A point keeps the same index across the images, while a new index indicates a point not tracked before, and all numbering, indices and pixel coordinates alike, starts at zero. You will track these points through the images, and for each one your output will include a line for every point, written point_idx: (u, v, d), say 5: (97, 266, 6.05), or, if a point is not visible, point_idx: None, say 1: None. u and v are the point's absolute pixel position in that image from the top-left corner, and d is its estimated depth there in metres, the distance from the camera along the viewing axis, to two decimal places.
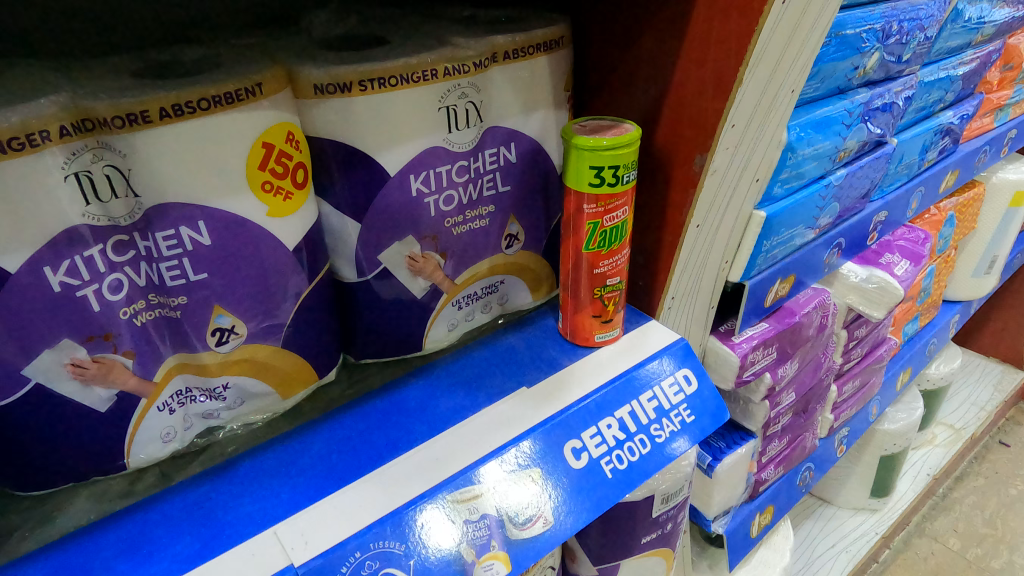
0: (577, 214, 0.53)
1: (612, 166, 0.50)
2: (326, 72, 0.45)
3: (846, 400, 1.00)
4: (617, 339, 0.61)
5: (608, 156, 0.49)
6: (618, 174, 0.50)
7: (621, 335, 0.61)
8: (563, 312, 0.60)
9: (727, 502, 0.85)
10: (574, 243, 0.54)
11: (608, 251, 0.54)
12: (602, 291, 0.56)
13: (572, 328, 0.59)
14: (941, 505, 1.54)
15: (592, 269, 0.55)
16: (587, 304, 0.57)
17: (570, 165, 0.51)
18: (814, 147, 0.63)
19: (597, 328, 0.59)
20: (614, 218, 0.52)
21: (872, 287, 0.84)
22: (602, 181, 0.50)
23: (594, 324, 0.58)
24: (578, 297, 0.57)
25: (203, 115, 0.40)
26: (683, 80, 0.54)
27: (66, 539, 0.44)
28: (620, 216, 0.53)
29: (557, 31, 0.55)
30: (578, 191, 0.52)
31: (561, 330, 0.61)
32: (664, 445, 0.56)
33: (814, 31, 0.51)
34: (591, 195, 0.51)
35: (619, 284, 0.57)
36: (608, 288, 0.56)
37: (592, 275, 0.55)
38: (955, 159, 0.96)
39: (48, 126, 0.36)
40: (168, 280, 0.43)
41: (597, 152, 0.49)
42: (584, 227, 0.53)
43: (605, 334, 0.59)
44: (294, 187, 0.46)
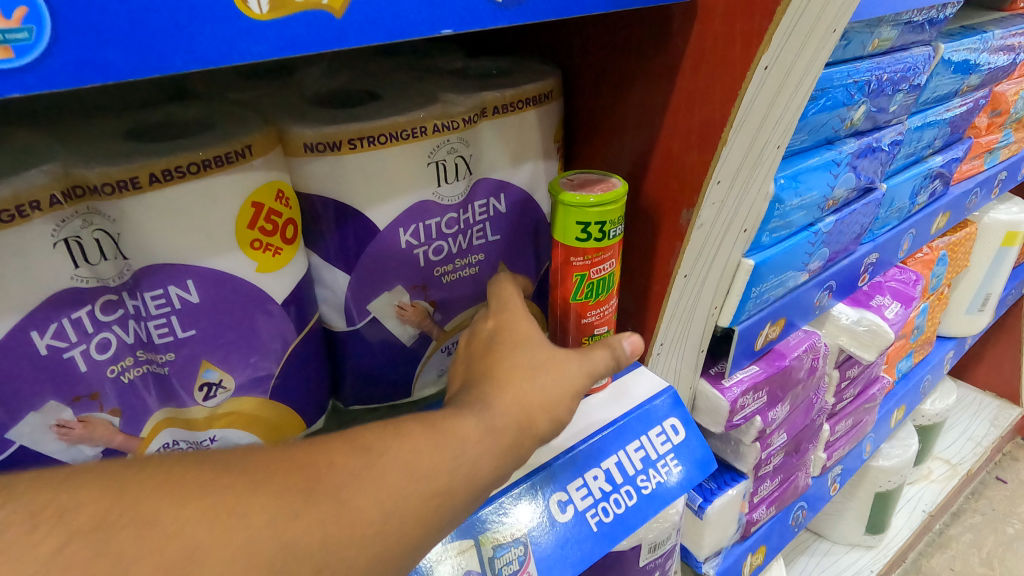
0: (565, 266, 0.53)
1: (598, 222, 0.50)
2: (317, 132, 0.46)
3: (839, 438, 1.00)
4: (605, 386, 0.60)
5: (594, 213, 0.50)
6: (604, 230, 0.51)
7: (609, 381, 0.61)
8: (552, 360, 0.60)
9: (718, 544, 0.84)
10: (562, 294, 0.55)
11: (595, 302, 0.55)
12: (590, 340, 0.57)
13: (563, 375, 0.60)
14: (938, 541, 1.53)
15: (580, 318, 0.55)
16: None
17: (557, 220, 0.52)
18: (802, 198, 0.64)
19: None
20: (601, 271, 0.53)
21: (863, 330, 0.85)
22: (589, 236, 0.51)
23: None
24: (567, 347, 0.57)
25: (192, 179, 0.40)
26: (671, 136, 0.54)
27: None
28: (607, 269, 0.53)
29: (546, 86, 0.56)
30: (565, 245, 0.52)
31: None
32: (652, 496, 0.56)
33: (800, 91, 0.52)
34: (578, 249, 0.52)
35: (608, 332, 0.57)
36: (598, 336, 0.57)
37: (581, 325, 0.55)
38: (945, 200, 0.96)
39: (38, 197, 0.36)
40: (156, 338, 0.43)
41: (583, 209, 0.50)
42: (571, 279, 0.53)
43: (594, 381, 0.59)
44: (283, 243, 0.47)
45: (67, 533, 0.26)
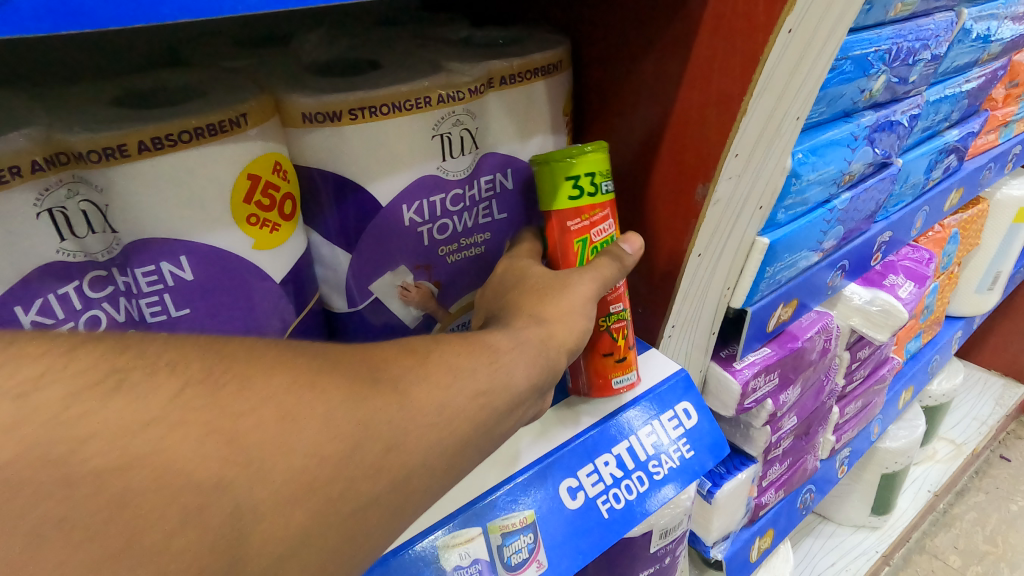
0: (563, 235, 0.50)
1: (588, 174, 0.48)
2: (317, 101, 0.43)
3: (848, 421, 0.99)
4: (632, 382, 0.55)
5: (581, 164, 0.47)
6: (596, 182, 0.48)
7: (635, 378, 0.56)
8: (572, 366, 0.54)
9: (726, 527, 0.83)
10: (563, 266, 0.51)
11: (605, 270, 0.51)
12: (609, 323, 0.52)
13: (586, 377, 0.54)
14: (942, 521, 1.52)
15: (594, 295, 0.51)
16: (598, 342, 0.52)
17: (544, 186, 0.49)
18: (819, 173, 0.61)
19: (616, 368, 0.53)
20: (602, 232, 0.50)
21: (877, 310, 0.83)
22: (582, 191, 0.48)
23: (611, 365, 0.53)
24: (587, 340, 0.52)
25: (184, 148, 0.38)
26: (686, 106, 0.52)
27: None
28: (607, 229, 0.51)
29: (556, 55, 0.53)
30: (557, 209, 0.49)
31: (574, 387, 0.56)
32: (664, 481, 0.54)
33: (822, 58, 0.49)
34: (573, 209, 0.49)
35: (625, 311, 0.53)
36: (616, 316, 0.52)
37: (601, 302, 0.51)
38: (960, 176, 0.94)
39: (19, 162, 0.34)
40: (149, 317, 0.41)
41: (569, 160, 0.47)
42: (573, 246, 0.50)
43: (621, 376, 0.54)
44: (281, 219, 0.45)
45: (182, 381, 0.25)
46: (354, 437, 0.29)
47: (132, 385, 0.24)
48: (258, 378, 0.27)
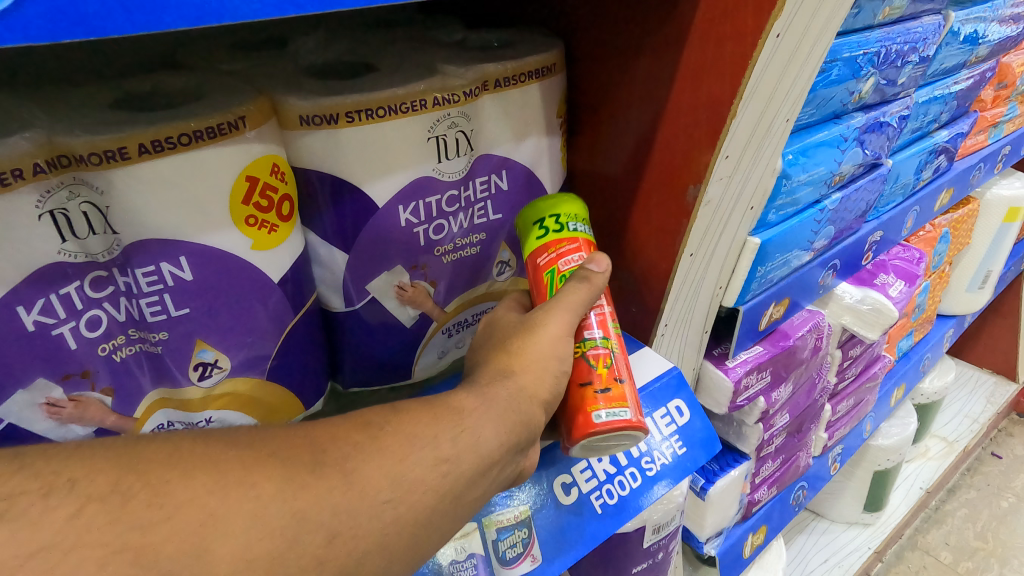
0: (536, 273, 0.51)
1: (552, 214, 0.52)
2: (314, 103, 0.44)
3: (840, 418, 1.00)
4: (629, 424, 0.45)
5: (543, 205, 0.52)
6: (561, 221, 0.51)
7: (638, 424, 0.45)
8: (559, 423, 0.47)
9: (720, 524, 0.84)
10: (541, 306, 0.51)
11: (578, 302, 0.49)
12: (584, 349, 0.47)
13: (568, 422, 0.46)
14: (933, 518, 1.54)
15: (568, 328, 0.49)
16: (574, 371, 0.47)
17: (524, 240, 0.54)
18: (810, 173, 0.62)
19: (600, 400, 0.45)
20: (570, 262, 0.50)
21: (867, 308, 0.84)
22: (547, 230, 0.51)
23: (594, 395, 0.45)
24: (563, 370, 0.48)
25: (184, 151, 0.39)
26: (677, 109, 0.52)
27: None
28: (577, 260, 0.50)
29: (549, 58, 0.54)
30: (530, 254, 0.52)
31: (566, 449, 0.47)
32: (656, 477, 0.55)
33: (810, 61, 0.50)
34: (540, 246, 0.51)
35: (610, 343, 0.48)
36: (594, 343, 0.48)
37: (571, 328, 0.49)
38: (950, 176, 0.95)
39: (21, 164, 0.34)
40: (149, 316, 0.42)
41: (534, 206, 0.53)
42: (544, 280, 0.50)
43: (608, 411, 0.45)
44: (279, 220, 0.45)
45: (82, 499, 0.26)
46: (288, 528, 0.29)
47: (20, 513, 0.25)
48: (174, 485, 0.28)
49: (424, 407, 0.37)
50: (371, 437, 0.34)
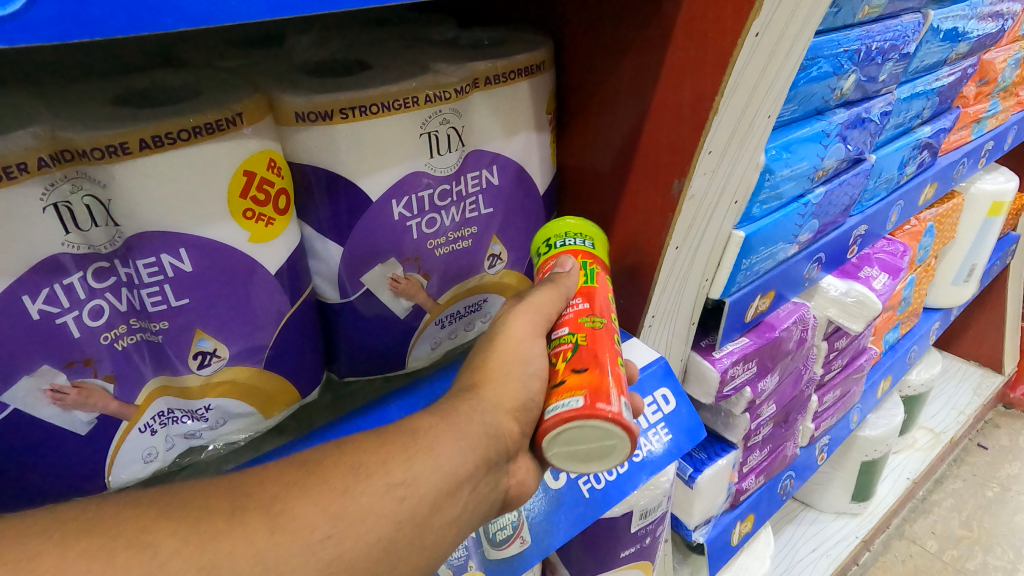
0: None
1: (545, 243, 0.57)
2: (309, 101, 0.46)
3: (826, 409, 1.02)
4: (579, 411, 0.42)
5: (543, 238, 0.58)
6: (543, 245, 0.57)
7: (593, 410, 0.41)
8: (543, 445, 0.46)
9: (708, 512, 0.86)
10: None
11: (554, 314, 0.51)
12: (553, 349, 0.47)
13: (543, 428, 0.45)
14: (920, 508, 1.56)
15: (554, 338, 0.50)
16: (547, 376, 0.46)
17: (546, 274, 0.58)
18: (792, 168, 0.64)
19: (554, 396, 0.44)
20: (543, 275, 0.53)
21: (852, 301, 0.86)
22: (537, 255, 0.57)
23: (550, 393, 0.44)
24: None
25: (183, 146, 0.40)
26: (662, 105, 0.54)
27: None
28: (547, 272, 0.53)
29: (538, 56, 0.56)
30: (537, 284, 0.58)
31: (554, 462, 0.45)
32: (642, 464, 0.57)
33: (790, 59, 0.52)
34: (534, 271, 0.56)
35: (576, 337, 0.47)
36: (560, 341, 0.48)
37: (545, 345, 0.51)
38: (934, 171, 0.97)
39: (26, 158, 0.36)
40: (150, 306, 0.43)
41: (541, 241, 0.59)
42: None
43: (561, 403, 0.43)
44: (276, 213, 0.47)
45: None
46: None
47: None
48: (72, 547, 0.29)
49: (371, 439, 0.38)
50: (305, 474, 0.35)
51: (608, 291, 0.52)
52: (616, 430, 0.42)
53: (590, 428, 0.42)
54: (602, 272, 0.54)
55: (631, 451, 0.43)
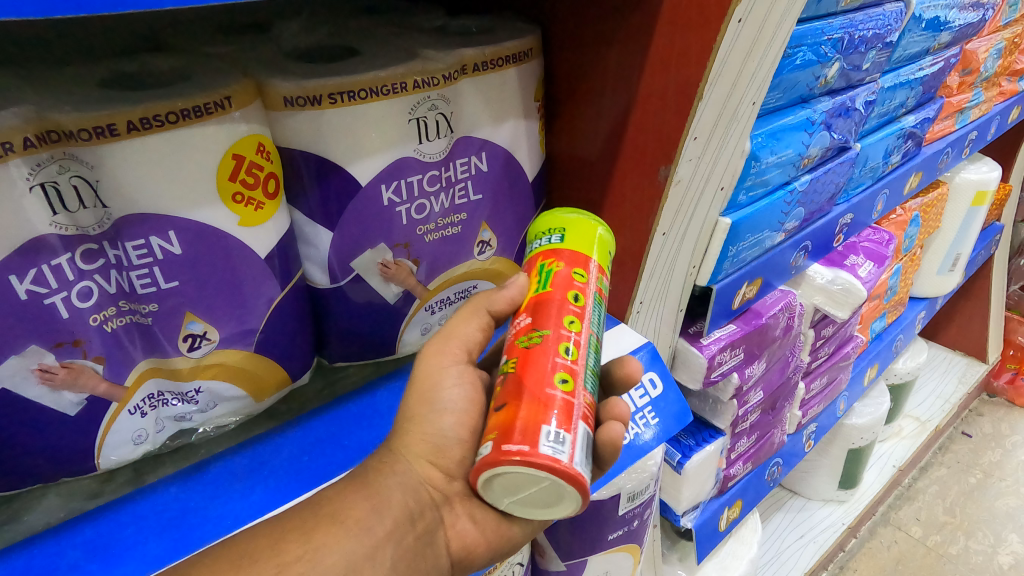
0: None
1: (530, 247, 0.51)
2: (298, 85, 0.46)
3: (813, 396, 1.03)
4: (491, 457, 0.36)
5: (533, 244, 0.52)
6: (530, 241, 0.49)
7: (504, 454, 0.36)
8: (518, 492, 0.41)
9: (696, 498, 0.87)
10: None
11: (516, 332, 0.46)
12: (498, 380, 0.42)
13: None
14: (906, 495, 1.58)
15: None
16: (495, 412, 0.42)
17: None
18: (778, 156, 0.65)
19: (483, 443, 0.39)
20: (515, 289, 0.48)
21: (837, 288, 0.87)
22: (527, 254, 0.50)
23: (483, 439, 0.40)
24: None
25: (171, 128, 0.40)
26: (648, 92, 0.55)
27: (34, 539, 0.43)
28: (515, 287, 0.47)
29: (526, 43, 0.56)
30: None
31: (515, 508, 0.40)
32: (628, 447, 0.58)
33: (772, 47, 0.52)
34: None
35: (508, 365, 0.41)
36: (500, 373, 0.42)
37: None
38: (918, 161, 0.98)
39: (11, 138, 0.36)
40: (139, 288, 0.43)
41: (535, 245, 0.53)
42: None
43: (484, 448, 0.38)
44: (265, 198, 0.47)
45: None
46: None
47: None
48: None
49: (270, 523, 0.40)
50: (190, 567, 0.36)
51: (569, 291, 0.43)
52: (536, 472, 0.35)
53: (511, 474, 0.37)
54: (563, 269, 0.45)
55: (582, 487, 0.36)
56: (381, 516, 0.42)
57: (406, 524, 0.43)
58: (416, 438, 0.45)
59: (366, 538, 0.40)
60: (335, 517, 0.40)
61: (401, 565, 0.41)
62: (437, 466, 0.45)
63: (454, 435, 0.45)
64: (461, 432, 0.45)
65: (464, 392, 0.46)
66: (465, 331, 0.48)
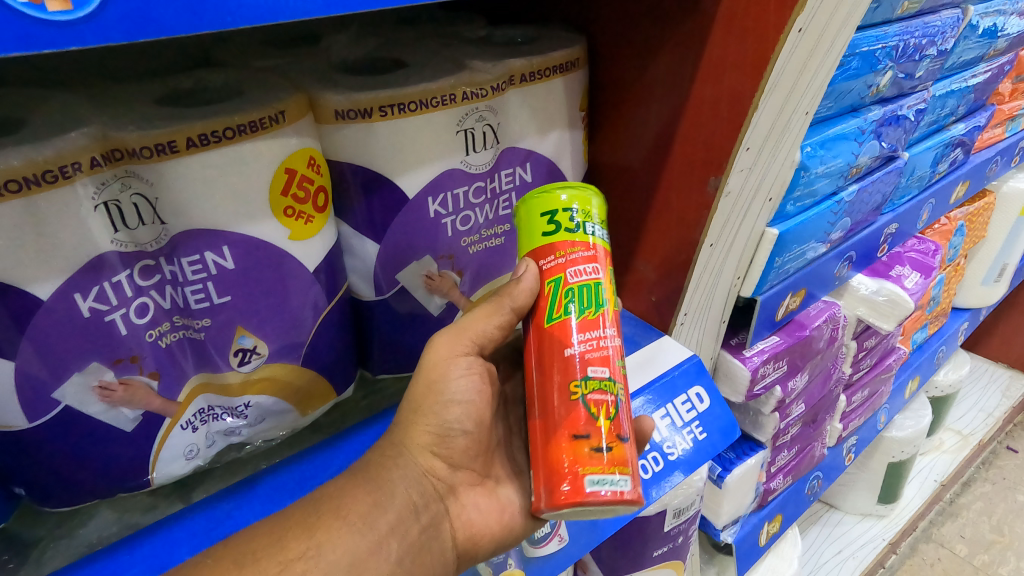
0: (539, 276, 0.43)
1: (565, 208, 0.43)
2: (349, 98, 0.46)
3: (854, 409, 1.01)
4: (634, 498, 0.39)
5: (542, 199, 0.43)
6: (578, 218, 0.43)
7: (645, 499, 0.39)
8: (537, 479, 0.41)
9: (736, 512, 0.85)
10: (556, 336, 0.41)
11: (578, 321, 0.41)
12: (586, 390, 0.40)
13: (551, 478, 0.39)
14: (948, 511, 1.54)
15: (564, 349, 0.41)
16: (569, 418, 0.40)
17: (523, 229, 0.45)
18: (827, 166, 0.63)
19: (596, 462, 0.39)
20: (580, 273, 0.42)
21: (883, 300, 0.85)
22: (557, 227, 0.43)
23: (588, 454, 0.39)
24: (535, 396, 0.42)
25: (227, 144, 0.40)
26: (697, 100, 0.54)
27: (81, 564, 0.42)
28: (585, 272, 0.42)
29: (573, 53, 0.56)
30: (533, 250, 0.44)
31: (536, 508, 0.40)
32: (676, 462, 0.58)
33: (829, 57, 0.51)
34: (544, 247, 0.43)
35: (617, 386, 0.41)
36: (598, 384, 0.40)
37: (563, 358, 0.41)
38: (966, 169, 0.96)
39: (79, 158, 0.36)
40: (193, 303, 0.43)
41: (537, 196, 0.43)
42: (545, 286, 0.42)
43: (611, 479, 0.38)
44: (315, 211, 0.47)
45: None
46: None
47: None
48: None
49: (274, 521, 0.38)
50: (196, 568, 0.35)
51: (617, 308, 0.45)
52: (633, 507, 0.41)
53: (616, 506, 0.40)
54: (611, 267, 0.44)
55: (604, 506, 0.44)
56: (382, 509, 0.41)
57: (410, 515, 0.43)
58: (420, 430, 0.45)
59: (370, 534, 0.40)
60: (336, 511, 0.40)
61: (407, 559, 0.41)
62: (438, 454, 0.46)
63: (458, 426, 0.46)
64: (466, 423, 0.46)
65: (472, 382, 0.46)
66: (482, 327, 0.46)
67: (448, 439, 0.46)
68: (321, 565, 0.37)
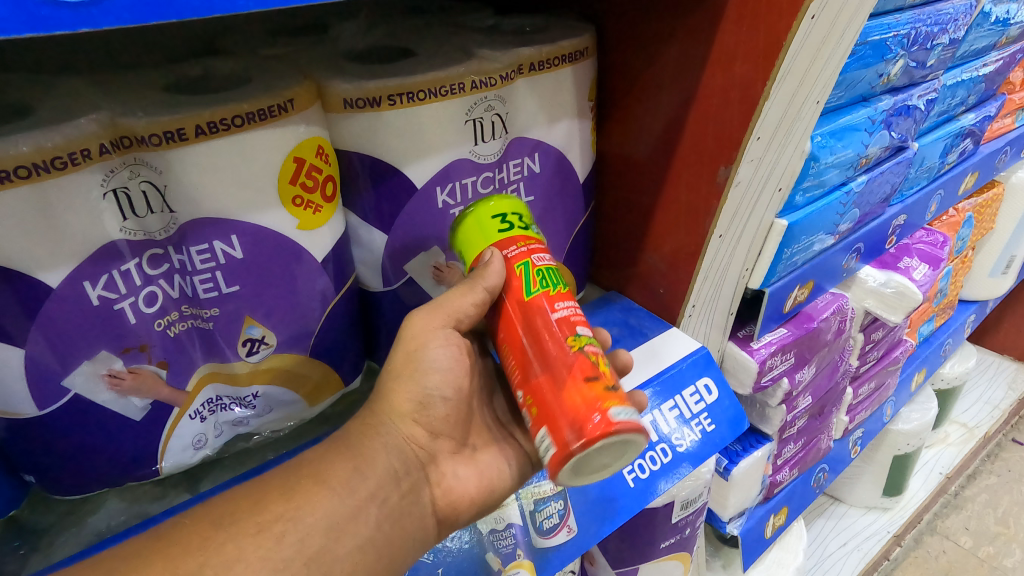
0: (505, 263, 0.44)
1: (514, 213, 0.46)
2: (358, 87, 0.46)
3: (861, 402, 1.01)
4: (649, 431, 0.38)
5: (492, 205, 0.47)
6: (526, 221, 0.46)
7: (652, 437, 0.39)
8: (552, 429, 0.39)
9: (742, 504, 0.85)
10: (538, 305, 0.42)
11: (555, 293, 0.42)
12: (580, 341, 0.40)
13: (573, 419, 0.38)
14: (953, 503, 1.54)
15: (551, 311, 0.41)
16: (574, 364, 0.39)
17: (469, 233, 0.46)
18: (837, 156, 0.63)
19: (613, 397, 0.38)
20: (543, 259, 0.44)
21: (891, 292, 0.84)
22: (512, 224, 0.45)
23: (603, 392, 0.38)
24: (530, 356, 0.41)
25: (236, 132, 0.40)
26: (708, 90, 0.53)
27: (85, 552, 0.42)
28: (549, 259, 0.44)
29: (582, 42, 0.55)
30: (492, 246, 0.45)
31: (561, 456, 0.38)
32: (685, 454, 0.58)
33: (840, 45, 0.51)
34: (505, 240, 0.44)
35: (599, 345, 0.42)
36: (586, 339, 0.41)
37: (553, 319, 0.41)
38: (975, 160, 0.95)
39: (88, 145, 0.36)
40: (201, 293, 0.43)
41: (486, 204, 0.46)
42: (516, 272, 0.43)
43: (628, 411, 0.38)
44: (323, 201, 0.46)
45: None
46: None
47: None
48: None
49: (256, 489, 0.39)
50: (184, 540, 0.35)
51: None
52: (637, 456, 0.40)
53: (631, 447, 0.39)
54: None
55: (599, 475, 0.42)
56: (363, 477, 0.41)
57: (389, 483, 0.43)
58: (400, 396, 0.45)
59: (348, 499, 0.40)
60: (316, 477, 0.40)
61: (385, 525, 0.41)
62: (420, 422, 0.46)
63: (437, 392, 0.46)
64: (444, 389, 0.47)
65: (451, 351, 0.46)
66: (460, 306, 0.45)
67: (428, 407, 0.46)
68: (297, 530, 0.37)
